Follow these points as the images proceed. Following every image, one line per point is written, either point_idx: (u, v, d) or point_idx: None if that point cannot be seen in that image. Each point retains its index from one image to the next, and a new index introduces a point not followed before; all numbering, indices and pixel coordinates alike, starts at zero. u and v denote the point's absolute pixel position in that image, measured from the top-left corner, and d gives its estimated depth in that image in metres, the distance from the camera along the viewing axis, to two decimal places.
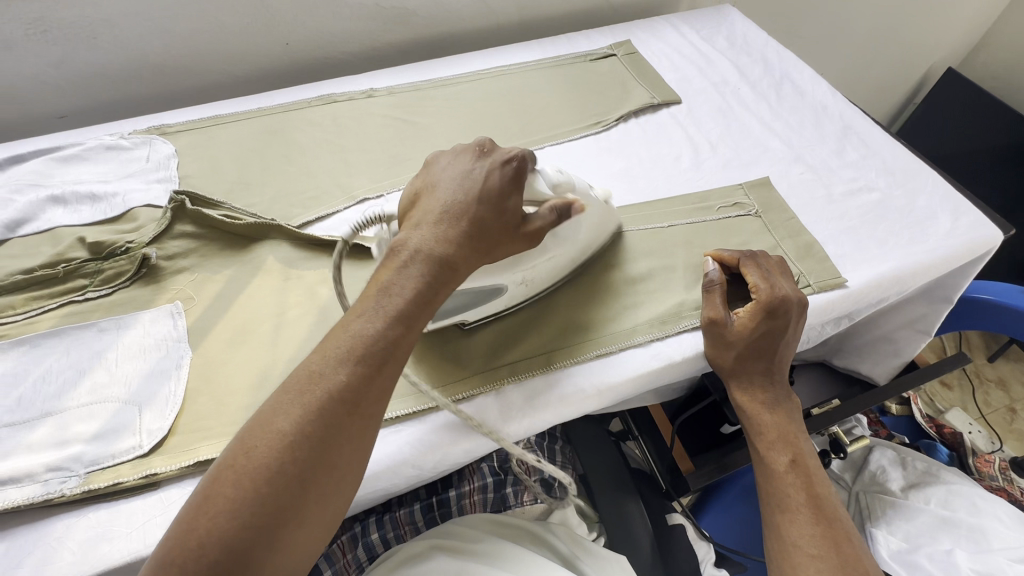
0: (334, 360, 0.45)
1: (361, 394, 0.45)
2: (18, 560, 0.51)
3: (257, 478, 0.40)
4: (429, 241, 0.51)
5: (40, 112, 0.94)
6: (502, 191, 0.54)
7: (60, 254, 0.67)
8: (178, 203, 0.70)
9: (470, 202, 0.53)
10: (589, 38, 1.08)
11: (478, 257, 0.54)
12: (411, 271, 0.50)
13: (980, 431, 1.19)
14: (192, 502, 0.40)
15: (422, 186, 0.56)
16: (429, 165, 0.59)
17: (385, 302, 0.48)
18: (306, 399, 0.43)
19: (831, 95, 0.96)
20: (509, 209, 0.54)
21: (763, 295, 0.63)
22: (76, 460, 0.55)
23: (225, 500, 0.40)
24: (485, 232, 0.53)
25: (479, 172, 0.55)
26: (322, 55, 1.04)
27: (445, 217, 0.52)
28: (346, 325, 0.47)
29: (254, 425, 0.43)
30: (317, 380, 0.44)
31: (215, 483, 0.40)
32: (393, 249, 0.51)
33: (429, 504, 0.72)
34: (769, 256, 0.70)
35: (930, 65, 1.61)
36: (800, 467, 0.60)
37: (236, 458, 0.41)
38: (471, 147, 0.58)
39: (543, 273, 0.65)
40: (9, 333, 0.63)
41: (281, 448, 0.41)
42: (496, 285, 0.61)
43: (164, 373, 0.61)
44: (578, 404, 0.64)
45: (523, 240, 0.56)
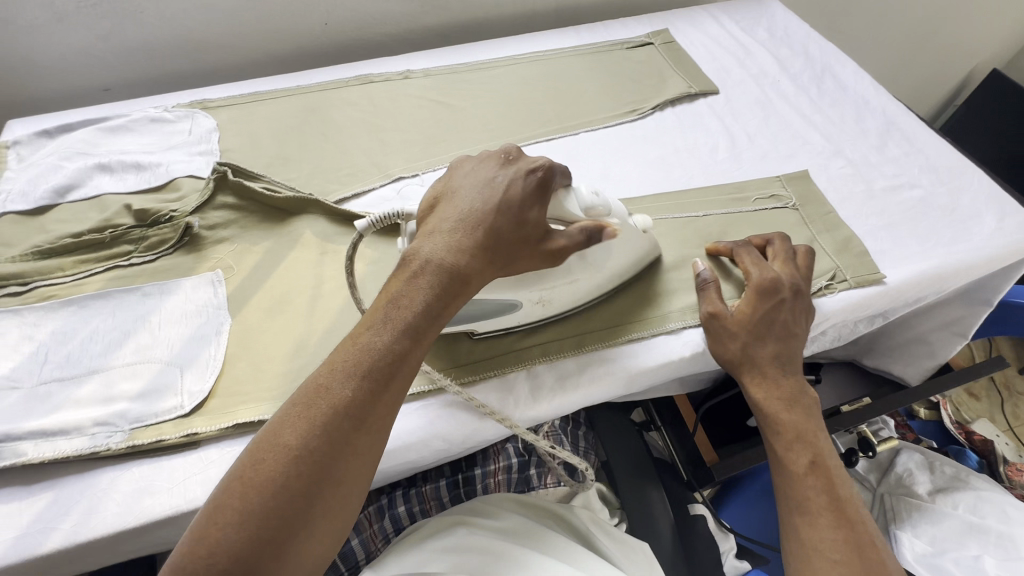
0: (341, 374, 0.44)
1: (368, 410, 0.44)
2: (67, 508, 0.53)
3: (265, 490, 0.39)
4: (441, 251, 0.49)
5: (87, 84, 0.97)
6: (524, 202, 0.52)
7: (108, 219, 0.70)
8: (221, 174, 0.72)
9: (488, 211, 0.51)
10: (626, 26, 1.08)
11: (490, 270, 0.51)
12: (421, 283, 0.48)
13: (1009, 442, 1.16)
14: (202, 512, 0.40)
15: (442, 191, 0.54)
16: (452, 171, 0.56)
17: (395, 315, 0.46)
18: (312, 412, 0.42)
19: (873, 90, 0.94)
20: (530, 219, 0.52)
21: (754, 279, 0.65)
22: (121, 417, 0.57)
23: (233, 512, 0.39)
24: (500, 244, 0.51)
25: (501, 181, 0.53)
26: (360, 37, 1.05)
27: (461, 226, 0.50)
28: (354, 338, 0.46)
29: (264, 436, 0.42)
30: (324, 394, 0.43)
31: (225, 493, 0.40)
32: (405, 258, 0.49)
33: (455, 481, 0.73)
34: (773, 241, 0.70)
35: (974, 66, 1.56)
36: (821, 469, 0.57)
37: (246, 469, 0.40)
38: (495, 154, 0.56)
39: (564, 295, 0.63)
40: (57, 293, 0.65)
41: (287, 462, 0.40)
42: (511, 301, 0.60)
43: (205, 338, 0.63)
44: (609, 386, 0.65)
45: (543, 256, 0.54)
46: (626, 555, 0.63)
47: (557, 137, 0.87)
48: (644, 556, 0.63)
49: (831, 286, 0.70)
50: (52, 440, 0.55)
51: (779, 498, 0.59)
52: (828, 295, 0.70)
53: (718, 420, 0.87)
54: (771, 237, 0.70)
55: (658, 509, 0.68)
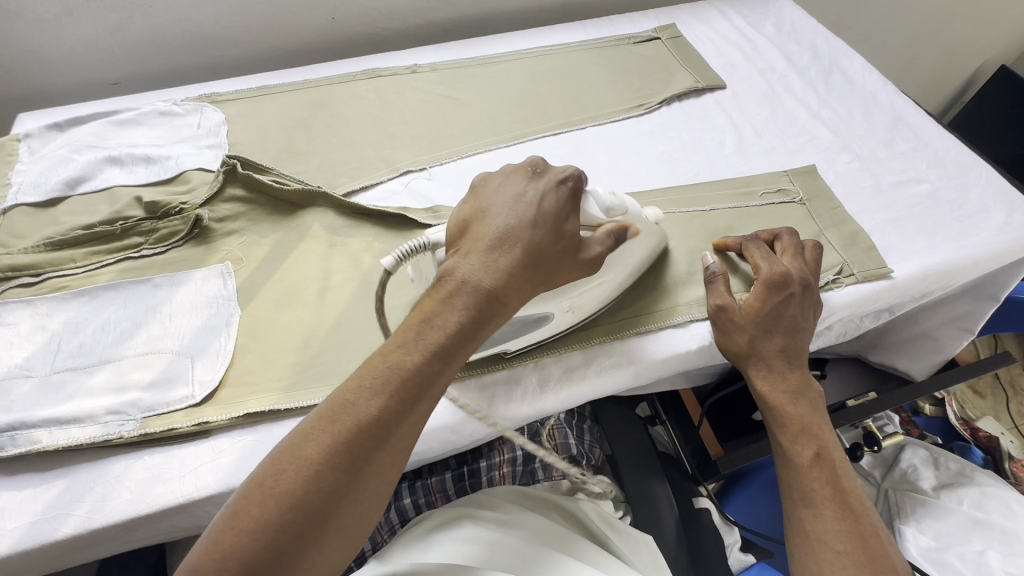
0: (368, 391, 0.44)
1: (393, 428, 0.44)
2: (80, 495, 0.54)
3: (283, 501, 0.40)
4: (477, 271, 0.49)
5: (97, 79, 0.98)
6: (558, 214, 0.52)
7: (118, 211, 0.70)
8: (229, 167, 0.72)
9: (526, 230, 0.50)
10: (633, 21, 1.07)
11: (527, 289, 0.51)
12: (455, 304, 0.48)
13: (1013, 439, 1.16)
14: (220, 518, 0.40)
15: (475, 207, 0.53)
16: (479, 186, 0.55)
17: (426, 334, 0.47)
18: (336, 428, 0.43)
19: (881, 85, 0.94)
20: (565, 234, 0.52)
21: (764, 273, 0.64)
22: (134, 406, 0.57)
23: (251, 520, 0.39)
24: (539, 264, 0.51)
25: (535, 196, 0.52)
26: (367, 31, 1.05)
27: (496, 244, 0.50)
28: (384, 354, 0.46)
29: (285, 446, 0.43)
30: (349, 409, 0.43)
31: (244, 501, 0.40)
32: (441, 276, 0.49)
33: (460, 473, 0.74)
34: (781, 237, 0.69)
35: (982, 62, 1.55)
36: (825, 460, 0.58)
37: (266, 479, 0.41)
38: (525, 167, 0.55)
39: (590, 301, 0.62)
40: (70, 284, 0.66)
41: (308, 476, 0.41)
42: (540, 314, 0.59)
43: (215, 328, 0.63)
44: (613, 376, 0.65)
45: (577, 269, 0.53)
46: (629, 547, 0.65)
47: (564, 131, 0.87)
48: (648, 549, 0.65)
49: (838, 280, 0.70)
50: (66, 428, 0.56)
51: (784, 490, 0.59)
52: (835, 290, 0.70)
53: (721, 414, 0.88)
54: (779, 232, 0.70)
55: (662, 501, 0.68)
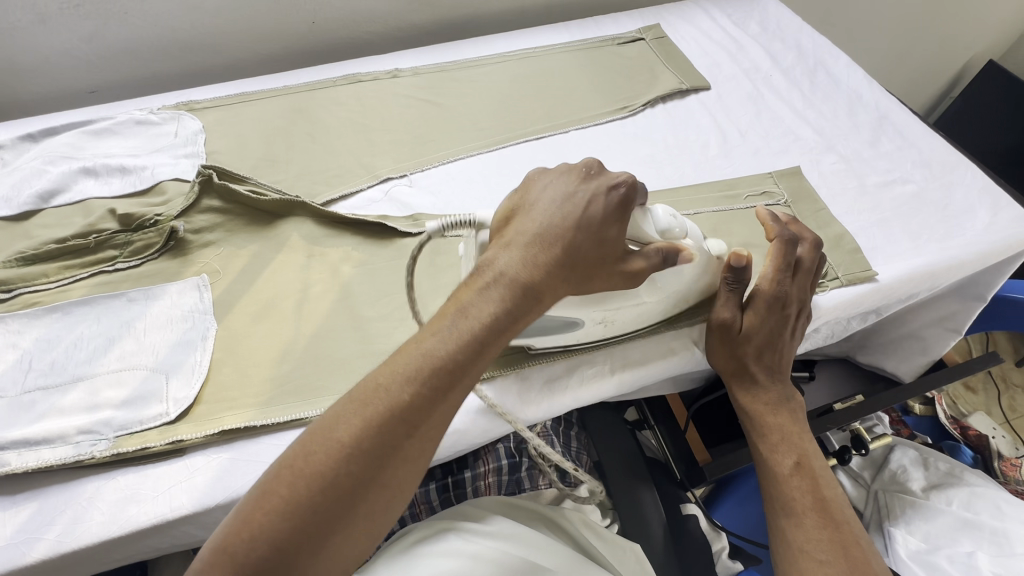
0: (402, 377, 0.42)
1: (425, 417, 0.42)
2: (52, 518, 0.53)
3: (313, 485, 0.38)
4: (516, 264, 0.47)
5: (73, 87, 0.96)
6: (605, 220, 0.50)
7: (91, 224, 0.69)
8: (206, 177, 0.70)
9: (566, 230, 0.49)
10: (617, 21, 1.07)
11: (563, 288, 0.49)
12: (492, 294, 0.46)
13: (1004, 436, 1.16)
14: (248, 495, 0.39)
15: (518, 203, 0.52)
16: (529, 181, 0.53)
17: (460, 324, 0.45)
18: (368, 412, 0.41)
19: (867, 84, 0.93)
20: (607, 242, 0.50)
21: (765, 289, 0.61)
22: (107, 424, 0.56)
23: (279, 500, 0.38)
24: (576, 264, 0.49)
25: (583, 197, 0.50)
26: (349, 36, 1.04)
27: (537, 241, 0.48)
28: (417, 341, 0.44)
29: (315, 428, 0.41)
30: (382, 394, 0.41)
31: (273, 479, 0.39)
32: (478, 267, 0.48)
33: (444, 484, 0.73)
34: (805, 241, 0.65)
35: (970, 58, 1.55)
36: (806, 470, 0.57)
37: (295, 459, 0.39)
38: (578, 167, 0.53)
39: (626, 316, 0.60)
40: (43, 300, 0.65)
41: (339, 458, 0.39)
42: (574, 318, 0.58)
43: (191, 343, 0.62)
44: (599, 388, 0.64)
45: (615, 280, 0.52)
46: (616, 555, 0.64)
47: (548, 135, 0.86)
48: (634, 555, 0.64)
49: (823, 284, 0.69)
50: (36, 449, 0.55)
51: (765, 500, 0.58)
52: (821, 293, 0.69)
53: (711, 417, 0.87)
54: (805, 236, 0.65)
55: (650, 509, 0.68)
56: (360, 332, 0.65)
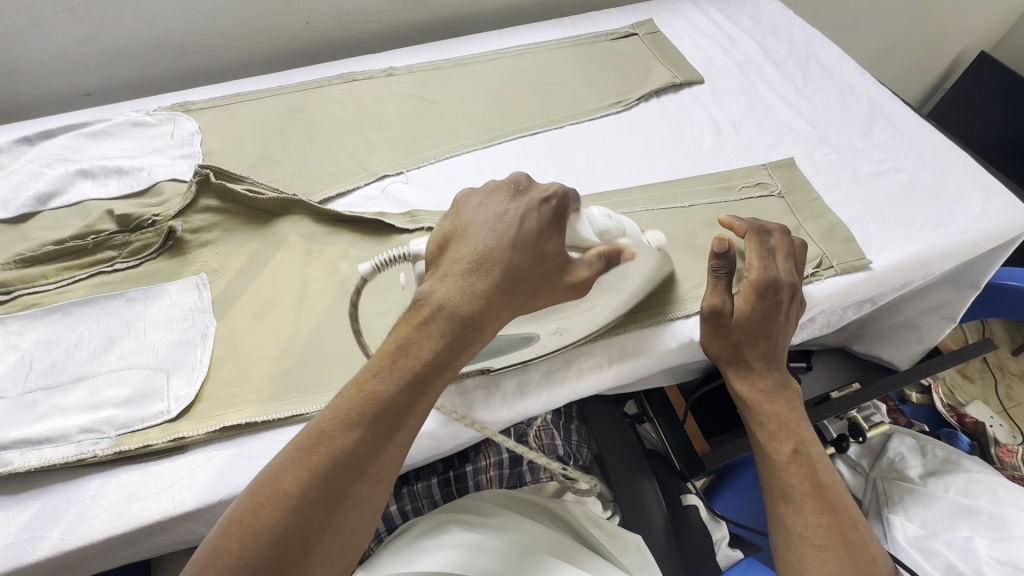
0: (345, 422, 0.43)
1: (372, 459, 0.43)
2: (56, 517, 0.53)
3: (263, 539, 0.39)
4: (453, 296, 0.48)
5: (68, 91, 0.96)
6: (540, 235, 0.51)
7: (90, 225, 0.69)
8: (203, 177, 0.71)
9: (501, 253, 0.49)
10: (611, 17, 1.07)
11: (506, 311, 0.50)
12: (432, 329, 0.47)
13: (1001, 425, 1.17)
14: (201, 553, 0.39)
15: (452, 228, 0.52)
16: (460, 204, 0.54)
17: (401, 363, 0.46)
18: (312, 460, 0.41)
19: (859, 76, 0.94)
20: (547, 254, 0.50)
21: (754, 275, 0.62)
22: (109, 423, 0.57)
23: (232, 557, 0.38)
24: (518, 284, 0.49)
25: (514, 215, 0.51)
26: (344, 35, 1.05)
27: (473, 268, 0.49)
28: (360, 384, 0.45)
29: (262, 480, 0.41)
30: (326, 441, 0.42)
31: (224, 535, 0.39)
32: (416, 301, 0.48)
33: (446, 479, 0.73)
34: (774, 233, 0.67)
35: (961, 49, 1.56)
36: (804, 457, 0.58)
37: (244, 513, 0.40)
38: (506, 184, 0.54)
39: (578, 326, 0.61)
40: (41, 301, 0.65)
41: (285, 511, 0.40)
42: (528, 334, 0.58)
43: (190, 341, 0.63)
44: (593, 379, 0.65)
45: (562, 292, 0.52)
46: (617, 546, 0.64)
47: (543, 131, 0.87)
48: (636, 547, 0.63)
49: (817, 273, 0.70)
50: (38, 448, 0.55)
51: (764, 486, 0.59)
52: (815, 283, 0.70)
53: (710, 407, 0.87)
54: (773, 228, 0.68)
55: (651, 500, 0.68)
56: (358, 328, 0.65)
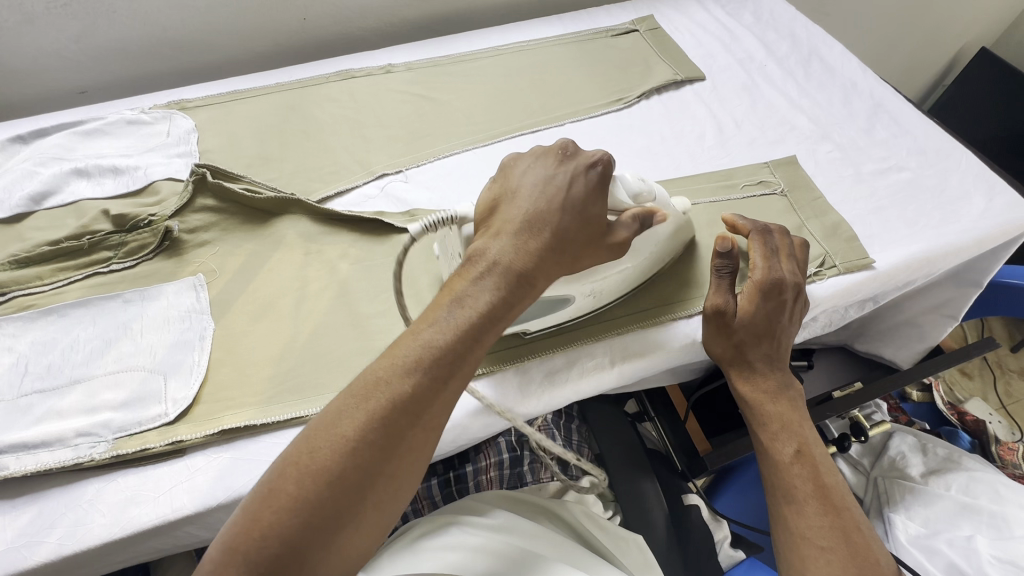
0: (402, 368, 0.43)
1: (427, 407, 0.43)
2: (52, 522, 0.53)
3: (320, 480, 0.39)
4: (507, 252, 0.48)
5: (61, 88, 0.95)
6: (586, 200, 0.52)
7: (85, 225, 0.68)
8: (199, 176, 0.70)
9: (552, 212, 0.50)
10: (611, 14, 1.06)
11: (556, 270, 0.51)
12: (487, 283, 0.47)
13: (1000, 421, 1.17)
14: (254, 494, 0.39)
15: (501, 191, 0.53)
16: (509, 166, 0.55)
17: (457, 313, 0.46)
18: (370, 406, 0.41)
19: (861, 72, 0.93)
20: (595, 216, 0.52)
21: (758, 276, 0.62)
22: (105, 426, 0.56)
23: (288, 497, 0.38)
24: (568, 244, 0.51)
25: (563, 180, 0.52)
26: (340, 32, 1.03)
27: (525, 226, 0.50)
28: (414, 333, 0.45)
29: (317, 426, 0.41)
30: (384, 386, 0.42)
31: (279, 477, 0.39)
32: (471, 258, 0.49)
33: (446, 479, 0.74)
34: (773, 233, 0.67)
35: (962, 45, 1.55)
36: (806, 458, 0.57)
37: (300, 455, 0.40)
38: (553, 150, 0.55)
39: (613, 285, 0.62)
40: (36, 303, 0.64)
41: (344, 452, 0.40)
42: (564, 295, 0.59)
43: (188, 343, 0.62)
44: (595, 381, 0.64)
45: (606, 251, 0.53)
46: (619, 547, 0.64)
47: (544, 128, 0.86)
48: (637, 547, 0.64)
49: (820, 273, 0.69)
50: (34, 452, 0.54)
51: (765, 487, 0.59)
52: (818, 282, 0.69)
53: (711, 406, 0.86)
54: (773, 227, 0.67)
55: (652, 499, 0.67)
56: (358, 329, 0.65)
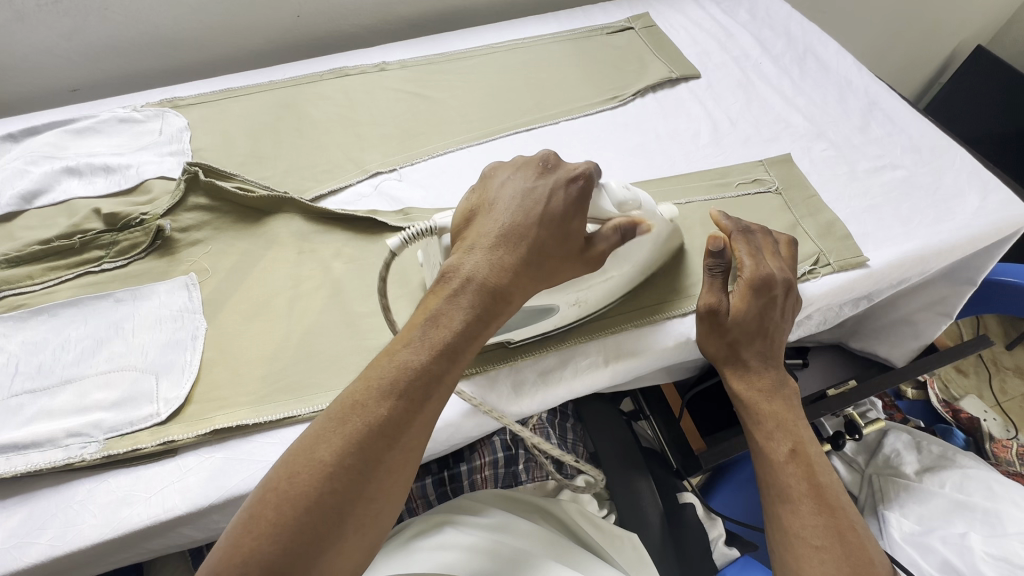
0: (377, 391, 0.43)
1: (404, 428, 0.43)
2: (43, 523, 0.52)
3: (299, 505, 0.38)
4: (482, 268, 0.48)
5: (52, 87, 0.94)
6: (566, 214, 0.51)
7: (75, 224, 0.67)
8: (191, 174, 0.69)
9: (528, 225, 0.50)
10: (606, 12, 1.06)
11: (533, 283, 0.51)
12: (461, 301, 0.47)
13: (995, 419, 1.18)
14: (238, 517, 0.39)
15: (477, 205, 0.53)
16: (487, 178, 0.55)
17: (431, 332, 0.46)
18: (347, 429, 0.41)
19: (856, 69, 0.93)
20: (575, 228, 0.51)
21: (747, 274, 0.61)
22: (96, 427, 0.55)
23: (268, 521, 0.38)
24: (544, 257, 0.51)
25: (542, 191, 0.52)
26: (334, 29, 1.03)
27: (501, 241, 0.50)
28: (391, 353, 0.45)
29: (296, 451, 0.41)
30: (360, 409, 0.42)
31: (260, 502, 0.39)
32: (445, 275, 0.49)
33: (440, 479, 0.73)
34: (755, 232, 0.67)
35: (958, 43, 1.56)
36: (801, 456, 0.57)
37: (279, 480, 0.39)
38: (534, 161, 0.54)
39: (599, 293, 0.62)
40: (27, 302, 0.64)
41: (322, 477, 0.39)
42: (549, 305, 0.59)
43: (181, 343, 0.62)
44: (590, 378, 0.64)
45: (586, 263, 0.53)
46: (613, 546, 0.64)
47: (538, 127, 0.86)
48: (632, 545, 0.64)
49: (814, 271, 0.69)
50: (25, 453, 0.54)
51: (761, 487, 0.59)
52: (812, 280, 0.69)
53: (706, 405, 0.86)
54: (754, 226, 0.67)
55: (647, 497, 0.67)
56: (351, 328, 0.64)
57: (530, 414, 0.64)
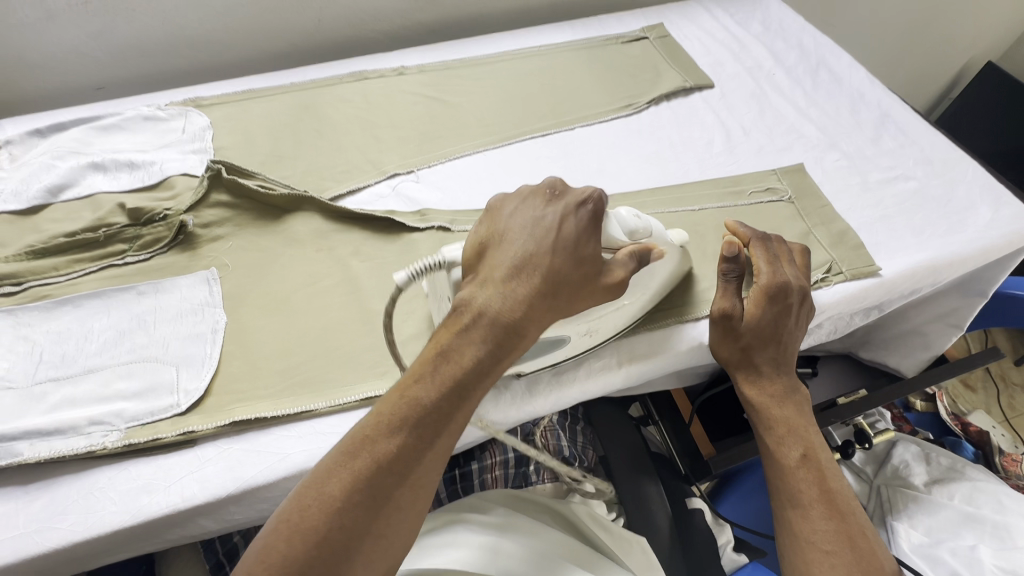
0: (388, 427, 0.43)
1: (413, 464, 0.43)
2: (64, 508, 0.53)
3: (308, 540, 0.39)
4: (494, 302, 0.48)
5: (78, 85, 0.96)
6: (579, 240, 0.52)
7: (100, 218, 0.68)
8: (215, 172, 0.71)
9: (542, 257, 0.50)
10: (622, 21, 1.08)
11: (546, 318, 0.51)
12: (473, 337, 0.47)
13: (1003, 433, 1.17)
14: (251, 550, 0.40)
15: (489, 233, 0.53)
16: (495, 208, 0.55)
17: (442, 369, 0.46)
18: (357, 464, 0.42)
19: (868, 82, 0.95)
20: (587, 259, 0.52)
21: (764, 280, 0.62)
22: (118, 416, 0.57)
23: (278, 555, 0.39)
24: (556, 291, 0.51)
25: (554, 220, 0.52)
26: (354, 34, 1.05)
27: (514, 275, 0.49)
28: (402, 390, 0.45)
29: (308, 483, 0.42)
30: (370, 445, 0.43)
31: (273, 533, 0.40)
32: (456, 308, 0.49)
33: (453, 476, 0.74)
34: (774, 239, 0.68)
35: (968, 59, 1.56)
36: (812, 462, 0.58)
37: (291, 513, 0.40)
38: (544, 188, 0.55)
39: (610, 323, 0.62)
40: (52, 293, 0.65)
41: (332, 511, 0.40)
42: (560, 336, 0.58)
43: (200, 336, 0.63)
44: (603, 381, 0.65)
45: (600, 294, 0.53)
46: (621, 547, 0.64)
47: (554, 132, 0.87)
48: (640, 548, 0.64)
49: (827, 279, 0.70)
50: (48, 440, 0.55)
51: (771, 492, 0.59)
52: (824, 288, 0.70)
53: (714, 412, 0.87)
54: (772, 235, 0.68)
55: (656, 502, 0.67)
56: (368, 326, 0.65)
57: (540, 412, 0.65)
